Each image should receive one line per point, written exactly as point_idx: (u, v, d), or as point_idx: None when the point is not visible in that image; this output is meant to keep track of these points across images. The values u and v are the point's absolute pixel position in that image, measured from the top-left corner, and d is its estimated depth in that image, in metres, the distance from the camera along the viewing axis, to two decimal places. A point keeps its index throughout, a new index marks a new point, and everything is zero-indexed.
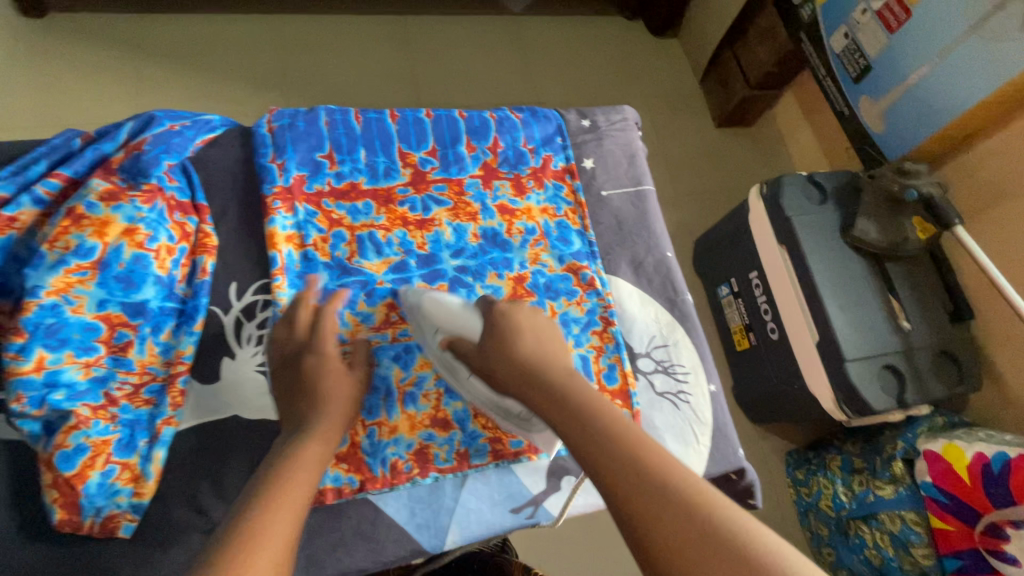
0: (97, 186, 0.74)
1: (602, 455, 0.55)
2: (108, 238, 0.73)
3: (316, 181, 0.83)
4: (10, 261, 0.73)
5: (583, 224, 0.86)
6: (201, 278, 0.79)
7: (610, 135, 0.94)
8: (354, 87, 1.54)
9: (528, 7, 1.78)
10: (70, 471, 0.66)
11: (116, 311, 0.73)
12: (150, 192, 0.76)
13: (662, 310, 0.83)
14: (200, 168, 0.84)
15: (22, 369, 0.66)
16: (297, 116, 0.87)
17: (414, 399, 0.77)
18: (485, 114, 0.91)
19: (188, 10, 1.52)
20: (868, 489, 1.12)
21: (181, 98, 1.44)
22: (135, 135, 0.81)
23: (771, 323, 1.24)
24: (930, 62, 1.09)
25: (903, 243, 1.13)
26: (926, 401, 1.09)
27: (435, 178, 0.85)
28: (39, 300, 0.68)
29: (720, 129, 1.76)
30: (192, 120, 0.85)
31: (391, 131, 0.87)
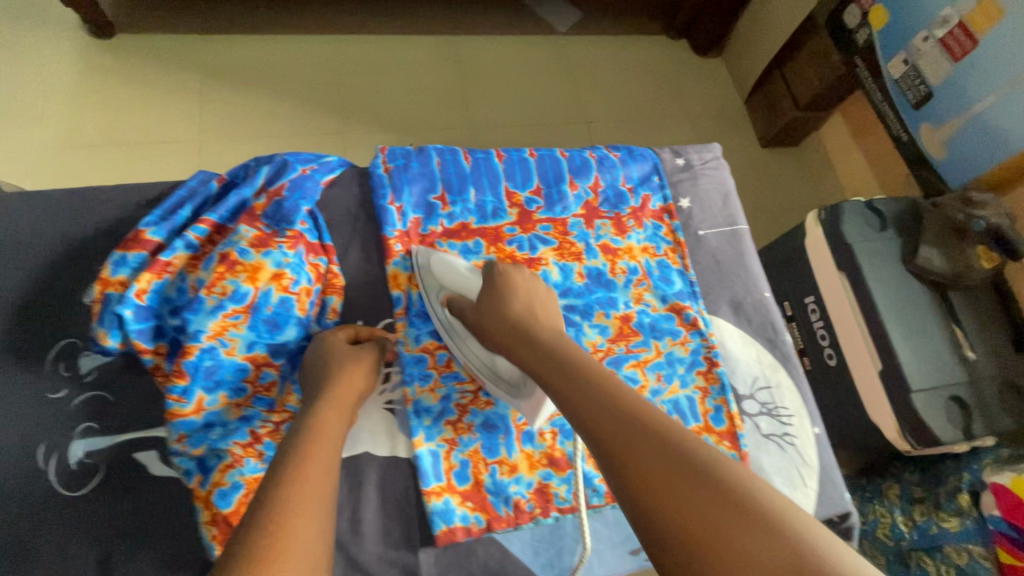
0: (247, 232, 0.74)
1: (599, 412, 0.55)
2: (259, 282, 0.73)
3: (431, 223, 0.83)
4: (163, 303, 0.73)
5: (684, 264, 0.86)
6: (331, 319, 0.79)
7: (704, 173, 0.93)
8: (409, 112, 1.60)
9: (573, 27, 1.81)
10: (227, 508, 0.67)
11: (263, 352, 0.73)
12: (294, 237, 0.76)
13: (764, 351, 0.83)
14: (323, 210, 0.82)
15: (184, 411, 0.69)
16: (410, 156, 0.86)
17: (531, 437, 0.77)
18: (585, 153, 0.90)
19: (248, 31, 1.57)
20: (931, 520, 1.11)
21: (242, 117, 1.48)
22: (270, 181, 0.81)
23: (829, 349, 1.23)
24: (997, 92, 1.09)
25: (967, 272, 1.12)
26: (992, 432, 1.08)
27: (541, 219, 0.84)
28: (200, 344, 0.69)
29: (765, 149, 1.77)
30: (316, 160, 0.84)
31: (498, 170, 0.86)
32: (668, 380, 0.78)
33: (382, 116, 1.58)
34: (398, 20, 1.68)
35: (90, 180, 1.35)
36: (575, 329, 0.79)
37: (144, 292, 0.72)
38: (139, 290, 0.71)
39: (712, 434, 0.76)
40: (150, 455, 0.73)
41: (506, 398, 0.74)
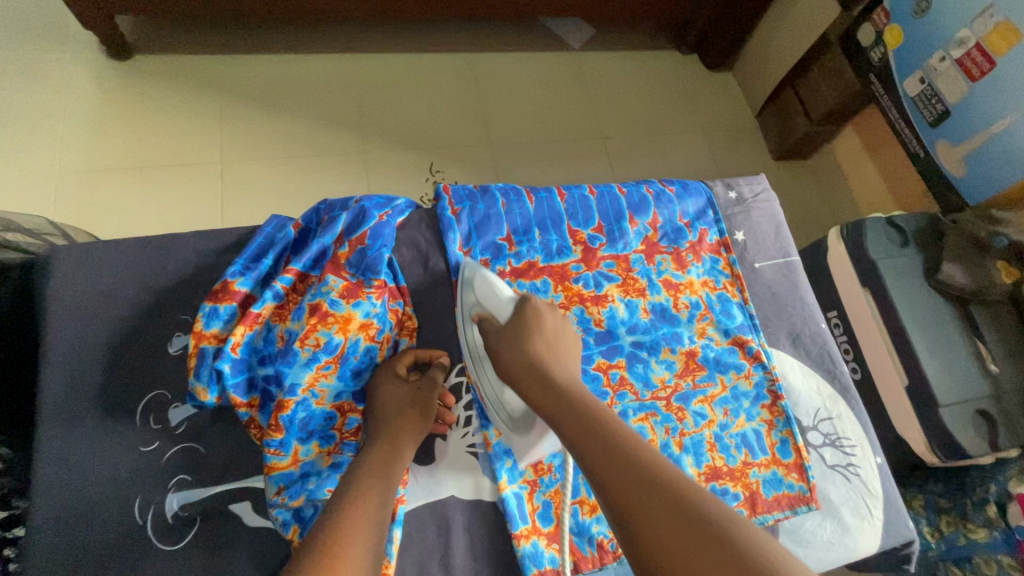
0: (336, 283, 0.73)
1: (597, 449, 0.53)
2: (349, 333, 0.73)
3: (498, 263, 0.82)
4: (253, 354, 0.73)
5: (743, 297, 0.87)
6: None
7: (756, 207, 0.95)
8: (428, 127, 1.59)
9: (587, 43, 1.83)
10: None
11: (349, 400, 0.74)
12: (382, 287, 0.76)
13: (824, 382, 0.86)
14: (396, 252, 0.82)
15: (282, 463, 0.69)
16: (475, 196, 0.86)
17: None
18: (642, 189, 0.91)
19: (266, 50, 1.56)
20: (959, 532, 1.13)
21: (263, 137, 1.48)
22: (348, 228, 0.79)
23: (852, 363, 1.25)
24: (1017, 112, 1.12)
25: (989, 287, 1.14)
26: (1017, 444, 1.10)
27: (605, 255, 0.85)
28: (296, 398, 0.70)
29: (778, 162, 1.80)
30: (390, 205, 0.83)
31: (561, 210, 0.86)
32: (735, 414, 0.80)
33: (400, 133, 1.56)
34: (415, 38, 1.68)
35: (114, 203, 1.35)
36: (643, 365, 0.81)
37: (238, 345, 0.71)
38: (235, 343, 0.71)
39: (781, 466, 0.78)
40: (246, 506, 0.75)
41: (504, 429, 0.74)
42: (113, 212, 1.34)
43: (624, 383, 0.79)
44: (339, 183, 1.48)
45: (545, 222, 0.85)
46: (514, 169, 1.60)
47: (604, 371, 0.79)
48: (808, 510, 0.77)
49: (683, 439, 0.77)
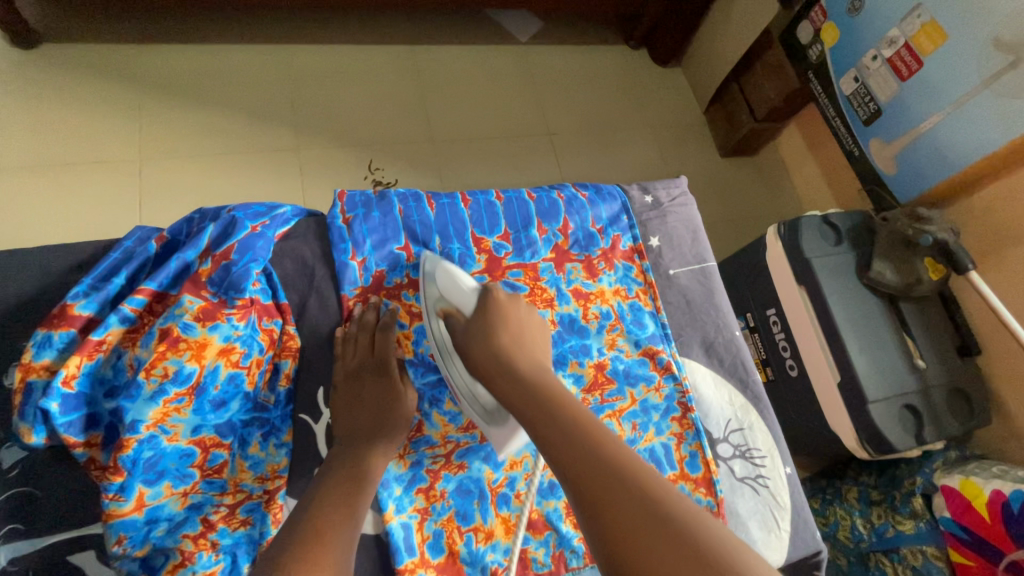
0: (192, 304, 0.67)
1: (543, 420, 0.56)
2: (205, 360, 0.68)
3: (395, 275, 0.80)
4: (97, 386, 0.67)
5: (656, 306, 0.88)
6: (282, 385, 0.75)
7: (673, 211, 0.95)
8: (368, 122, 1.53)
9: (535, 36, 1.79)
10: None
11: (210, 434, 0.69)
12: (245, 306, 0.71)
13: (736, 392, 0.86)
14: (277, 266, 0.77)
15: (123, 510, 0.63)
16: (370, 204, 0.83)
17: (507, 501, 0.75)
18: (553, 195, 0.89)
19: (192, 39, 1.47)
20: (888, 523, 1.16)
21: (189, 132, 1.39)
22: (217, 242, 0.74)
23: (790, 359, 1.27)
24: (941, 112, 1.14)
25: (916, 284, 1.17)
26: (942, 438, 1.13)
27: (510, 265, 0.83)
28: (139, 436, 0.64)
29: (725, 159, 1.81)
30: (269, 214, 0.79)
31: (464, 218, 0.84)
32: (644, 428, 0.80)
33: (337, 128, 1.50)
34: (353, 28, 1.61)
35: (19, 206, 1.24)
36: None
37: (72, 378, 0.65)
38: (67, 376, 0.64)
39: (689, 481, 0.78)
40: (88, 556, 0.70)
41: (479, 422, 0.73)
42: (17, 216, 1.23)
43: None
44: (270, 180, 1.40)
45: (445, 230, 0.82)
46: (458, 168, 1.56)
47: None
48: None
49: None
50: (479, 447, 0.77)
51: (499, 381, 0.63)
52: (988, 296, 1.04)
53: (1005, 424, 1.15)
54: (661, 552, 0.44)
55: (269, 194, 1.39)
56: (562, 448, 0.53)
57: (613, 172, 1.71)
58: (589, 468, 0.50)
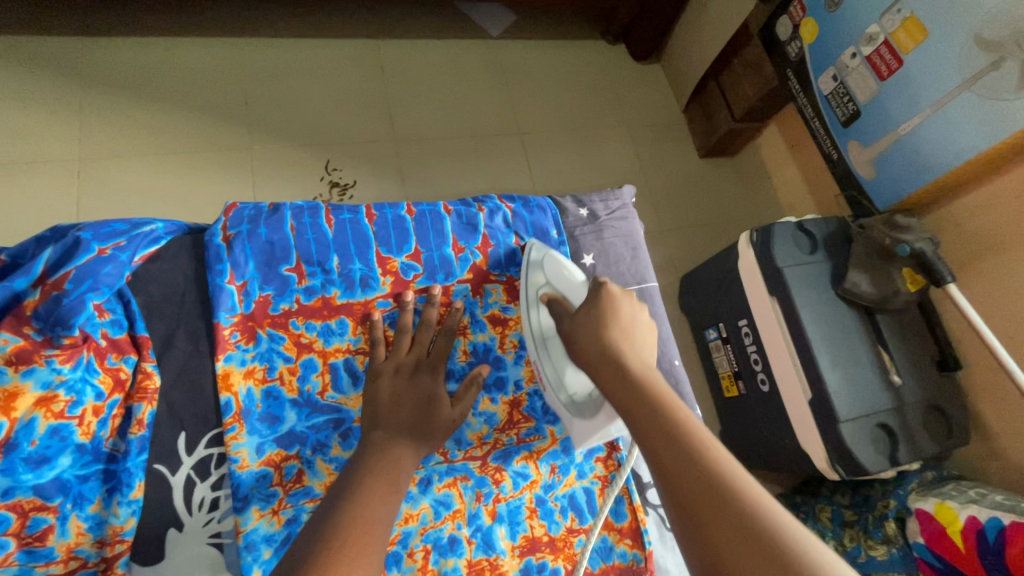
0: (4, 345, 0.62)
1: (646, 417, 0.53)
2: (16, 413, 0.61)
3: (283, 301, 0.75)
4: None
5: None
6: (135, 432, 0.68)
7: (610, 225, 0.91)
8: (327, 120, 1.45)
9: (506, 31, 1.71)
10: None
11: (28, 496, 0.62)
12: (72, 346, 0.64)
13: None
14: (140, 292, 0.72)
15: None
16: (258, 219, 0.78)
17: (398, 560, 0.69)
18: (474, 209, 0.86)
19: (139, 31, 1.39)
20: (860, 547, 1.11)
21: (133, 131, 1.32)
22: (54, 267, 0.67)
23: (761, 375, 1.21)
24: (922, 114, 1.08)
25: (893, 296, 1.11)
26: (917, 458, 1.07)
27: (419, 288, 0.80)
28: None
29: (704, 159, 1.74)
30: (128, 233, 0.73)
31: (368, 235, 0.80)
32: (564, 471, 0.78)
33: (293, 127, 1.42)
34: (313, 20, 1.53)
35: None
36: None
37: None
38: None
39: (613, 532, 0.77)
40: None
41: (564, 414, 0.75)
42: None
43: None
44: (220, 179, 1.33)
45: (344, 250, 0.78)
46: (421, 167, 1.49)
47: None
48: None
49: (496, 508, 0.74)
50: None
51: (608, 376, 0.59)
52: (972, 320, 0.96)
53: (985, 442, 1.09)
54: None
55: (219, 196, 1.32)
56: (673, 463, 0.49)
57: (587, 172, 1.64)
58: (697, 482, 0.47)
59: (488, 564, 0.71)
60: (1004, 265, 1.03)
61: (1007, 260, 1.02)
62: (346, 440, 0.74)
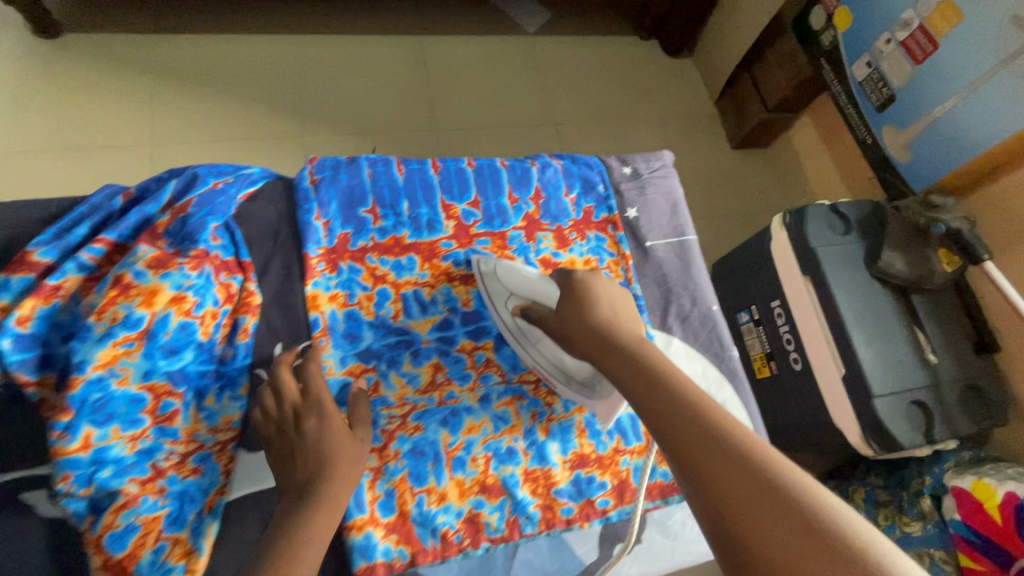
0: (145, 253, 0.69)
1: (641, 384, 0.58)
2: (155, 307, 0.67)
3: (361, 238, 0.82)
4: (52, 331, 0.68)
5: (627, 276, 0.87)
6: (242, 339, 0.75)
7: (652, 182, 0.95)
8: (373, 112, 1.54)
9: (542, 27, 1.78)
10: (122, 553, 0.62)
11: (162, 381, 0.68)
12: (198, 257, 0.72)
13: (710, 365, 0.84)
14: (242, 224, 0.79)
15: (67, 449, 0.62)
16: (340, 166, 0.86)
17: (462, 464, 0.75)
18: (527, 163, 0.92)
19: (206, 29, 1.51)
20: (895, 525, 1.12)
21: (198, 119, 1.43)
22: (178, 196, 0.77)
23: (794, 353, 1.23)
24: (957, 95, 1.09)
25: (928, 276, 1.11)
26: (953, 436, 1.07)
27: (479, 232, 0.86)
28: (85, 376, 0.63)
29: (736, 151, 1.77)
30: (233, 173, 0.82)
31: (433, 183, 0.87)
32: None
33: (342, 116, 1.52)
34: (362, 19, 1.63)
35: (39, 185, 1.30)
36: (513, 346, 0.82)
37: (27, 320, 0.66)
38: (20, 317, 0.66)
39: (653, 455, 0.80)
40: (39, 495, 0.68)
41: (581, 399, 0.76)
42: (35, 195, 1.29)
43: (489, 365, 0.81)
44: (276, 164, 1.43)
45: (413, 195, 0.85)
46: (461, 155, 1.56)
47: (468, 353, 0.81)
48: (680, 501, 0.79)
49: (550, 425, 0.79)
50: (436, 409, 0.77)
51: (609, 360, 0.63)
52: (1007, 294, 0.99)
53: None
54: (770, 512, 0.44)
55: None
56: (669, 418, 0.53)
57: None
58: (688, 432, 0.51)
59: (542, 473, 0.76)
60: None
61: None
62: (417, 358, 0.79)
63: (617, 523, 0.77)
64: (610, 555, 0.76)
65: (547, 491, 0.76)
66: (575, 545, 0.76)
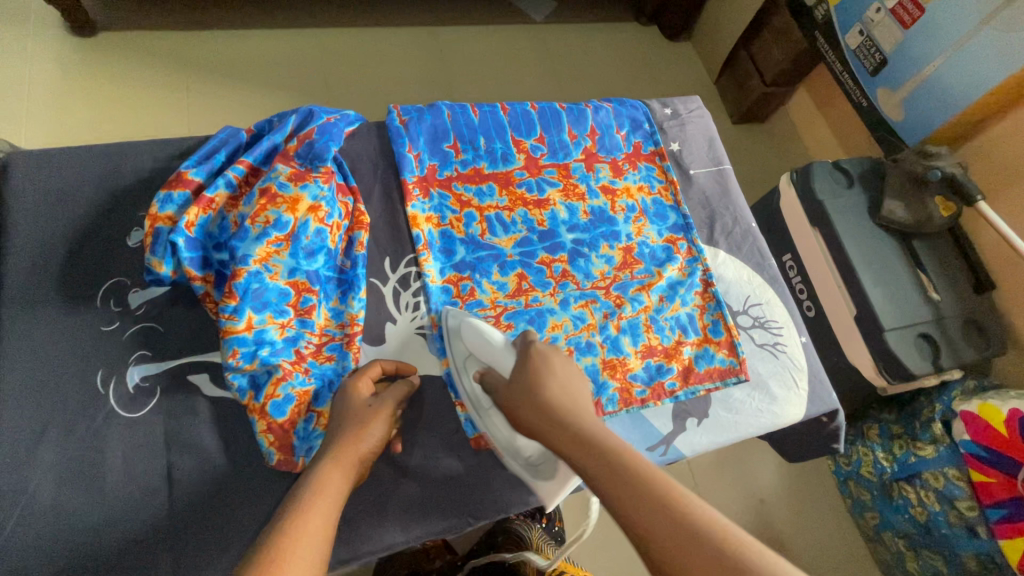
0: (284, 169, 0.81)
1: (599, 472, 0.56)
2: (298, 213, 0.78)
3: (446, 168, 0.90)
4: (207, 239, 0.79)
5: (677, 200, 0.95)
6: (358, 251, 0.83)
7: (691, 121, 1.04)
8: (396, 97, 1.62)
9: (549, 16, 1.88)
10: (282, 418, 0.72)
11: (303, 278, 0.78)
12: (327, 173, 0.82)
13: (754, 273, 0.92)
14: (348, 159, 0.90)
15: (236, 327, 0.73)
16: (423, 109, 0.94)
17: None
18: (581, 105, 0.99)
19: (233, 25, 1.59)
20: (909, 451, 1.20)
21: (232, 109, 1.50)
22: (299, 128, 0.88)
23: (807, 301, 1.33)
24: (945, 54, 1.19)
25: (928, 220, 1.20)
26: (958, 365, 1.17)
27: (547, 163, 0.94)
28: (247, 267, 0.74)
29: (737, 126, 1.87)
30: (338, 112, 0.91)
31: (503, 122, 0.94)
32: (670, 299, 0.87)
33: (367, 103, 1.59)
34: (378, 12, 1.72)
35: None
36: (585, 259, 0.88)
37: (192, 225, 0.76)
38: (188, 222, 0.76)
39: (712, 344, 0.85)
40: (203, 378, 0.78)
41: (527, 476, 0.76)
42: None
43: (566, 274, 0.87)
44: None
45: (489, 131, 0.93)
46: None
47: (547, 265, 0.87)
48: (738, 382, 0.83)
49: (621, 322, 0.84)
50: (524, 310, 0.83)
51: (581, 461, 0.58)
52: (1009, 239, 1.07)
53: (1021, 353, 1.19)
54: None
55: None
56: (633, 510, 0.51)
57: None
58: (657, 525, 0.50)
59: (618, 362, 0.81)
60: None
61: None
62: (504, 269, 0.86)
63: (688, 401, 0.82)
64: (684, 427, 0.81)
65: (624, 376, 0.81)
66: (652, 418, 0.80)
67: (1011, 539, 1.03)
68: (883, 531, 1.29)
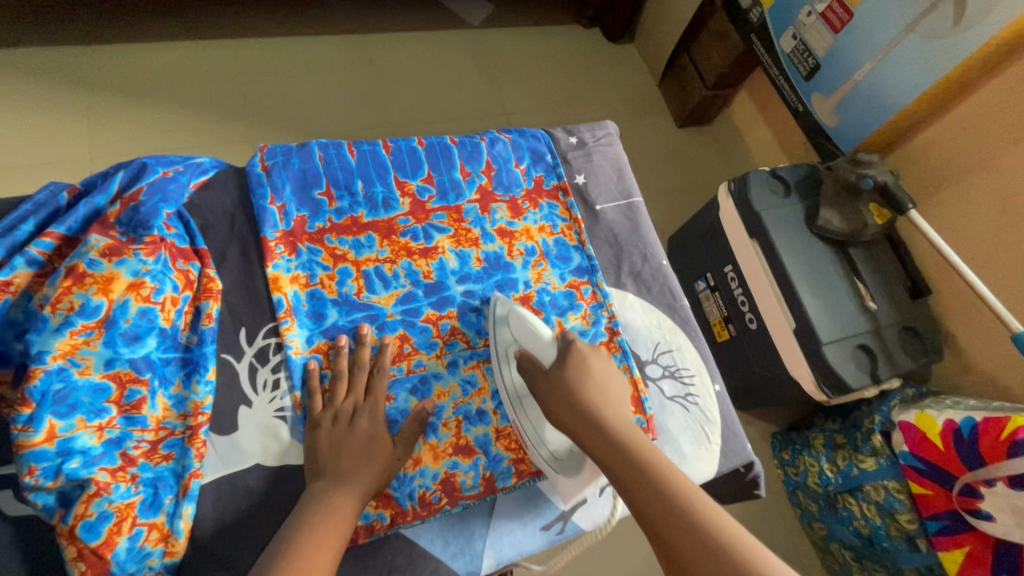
0: (97, 242, 0.72)
1: (619, 465, 0.60)
2: (113, 294, 0.71)
3: (317, 220, 0.85)
4: (6, 328, 0.72)
5: (582, 239, 0.92)
6: (205, 324, 0.77)
7: (598, 151, 1.01)
8: (323, 111, 1.53)
9: (487, 20, 1.81)
10: (96, 541, 0.64)
11: (125, 368, 0.71)
12: (153, 243, 0.75)
13: (664, 316, 0.90)
14: (195, 215, 0.83)
15: (32, 440, 0.64)
16: (290, 153, 0.89)
17: (435, 429, 0.79)
18: (476, 139, 0.96)
19: (141, 38, 1.47)
20: (852, 463, 1.19)
21: (139, 129, 1.39)
22: (127, 187, 0.80)
23: (749, 314, 1.30)
24: (873, 59, 1.17)
25: (862, 229, 1.19)
26: (896, 375, 1.16)
27: (434, 207, 0.90)
28: (45, 366, 0.66)
29: (683, 129, 1.84)
30: (183, 163, 0.85)
31: (385, 162, 0.91)
32: None
33: (291, 118, 1.50)
34: (303, 20, 1.62)
35: None
36: (476, 315, 0.86)
37: None
38: None
39: None
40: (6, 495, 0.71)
41: (546, 470, 0.75)
42: None
43: (454, 332, 0.84)
44: None
45: (367, 175, 0.88)
46: None
47: (433, 322, 0.84)
48: None
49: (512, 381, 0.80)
50: (406, 377, 0.81)
51: (613, 462, 0.61)
52: (943, 254, 1.04)
53: (957, 358, 1.19)
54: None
55: None
56: (644, 500, 0.56)
57: None
58: (659, 510, 0.54)
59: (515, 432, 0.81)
60: (957, 192, 1.13)
61: (961, 187, 1.13)
62: (382, 330, 0.82)
63: None
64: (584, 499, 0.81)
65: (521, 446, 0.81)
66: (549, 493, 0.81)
67: (949, 551, 1.04)
68: (831, 541, 1.28)
